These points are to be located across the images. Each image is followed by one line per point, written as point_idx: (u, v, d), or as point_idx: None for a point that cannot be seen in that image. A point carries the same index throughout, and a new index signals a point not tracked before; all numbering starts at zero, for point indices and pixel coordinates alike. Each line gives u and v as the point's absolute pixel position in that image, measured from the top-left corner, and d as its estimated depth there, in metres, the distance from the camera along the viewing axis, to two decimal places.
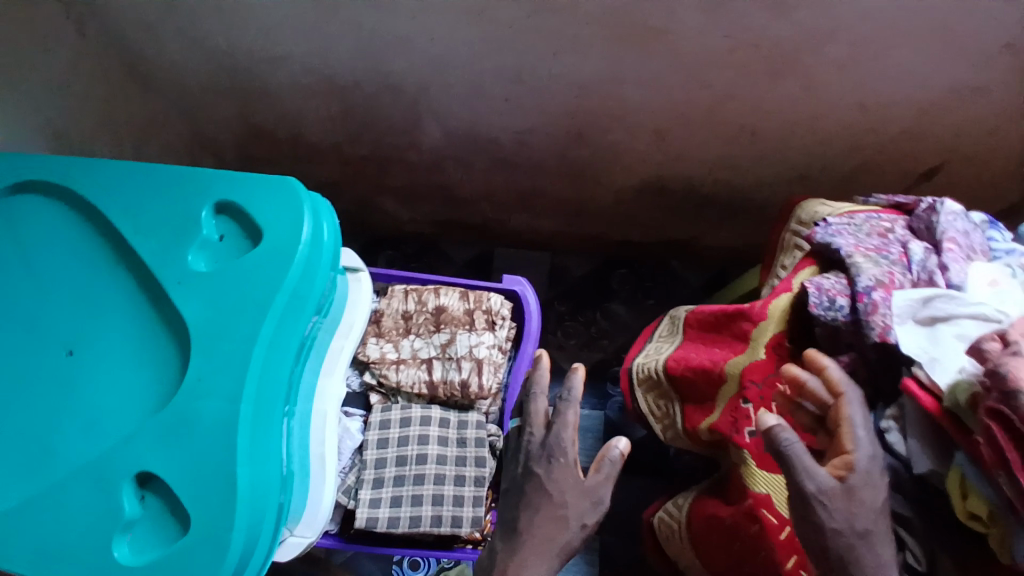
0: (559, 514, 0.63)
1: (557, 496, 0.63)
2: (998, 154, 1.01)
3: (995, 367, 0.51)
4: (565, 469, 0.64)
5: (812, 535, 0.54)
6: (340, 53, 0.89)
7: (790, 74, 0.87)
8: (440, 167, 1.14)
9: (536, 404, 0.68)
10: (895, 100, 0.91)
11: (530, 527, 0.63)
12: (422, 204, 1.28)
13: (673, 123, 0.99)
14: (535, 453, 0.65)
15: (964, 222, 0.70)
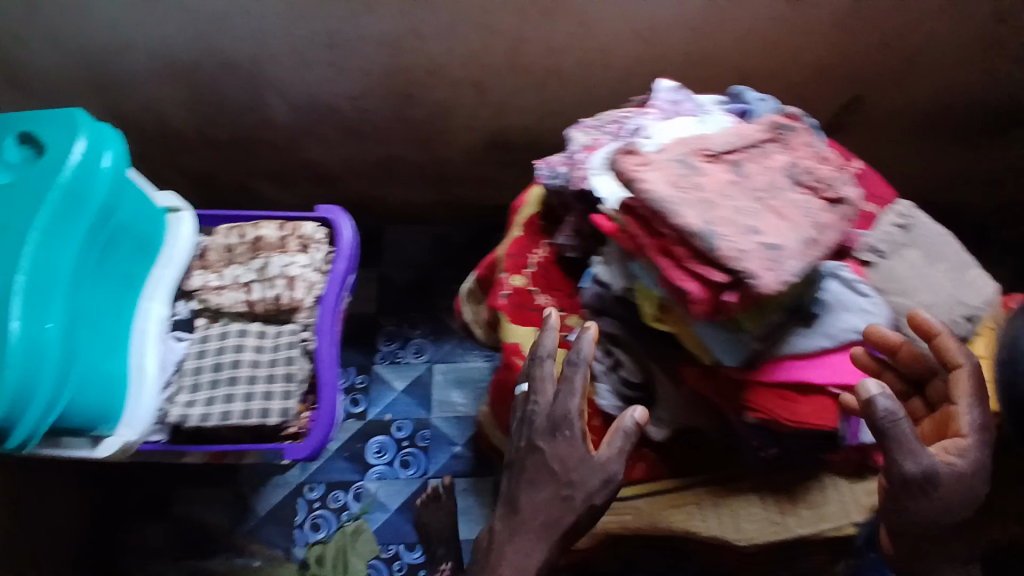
0: (562, 490, 0.66)
1: (558, 467, 0.66)
2: (781, 71, 1.13)
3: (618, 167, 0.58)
4: (563, 440, 0.66)
5: (919, 510, 0.62)
6: (173, 35, 1.03)
7: (560, 11, 0.99)
8: (301, 143, 1.26)
9: (543, 369, 0.69)
10: (664, 27, 1.02)
11: (527, 500, 0.67)
12: (301, 187, 1.39)
13: (485, 73, 1.11)
14: (540, 426, 0.67)
15: (674, 100, 0.77)
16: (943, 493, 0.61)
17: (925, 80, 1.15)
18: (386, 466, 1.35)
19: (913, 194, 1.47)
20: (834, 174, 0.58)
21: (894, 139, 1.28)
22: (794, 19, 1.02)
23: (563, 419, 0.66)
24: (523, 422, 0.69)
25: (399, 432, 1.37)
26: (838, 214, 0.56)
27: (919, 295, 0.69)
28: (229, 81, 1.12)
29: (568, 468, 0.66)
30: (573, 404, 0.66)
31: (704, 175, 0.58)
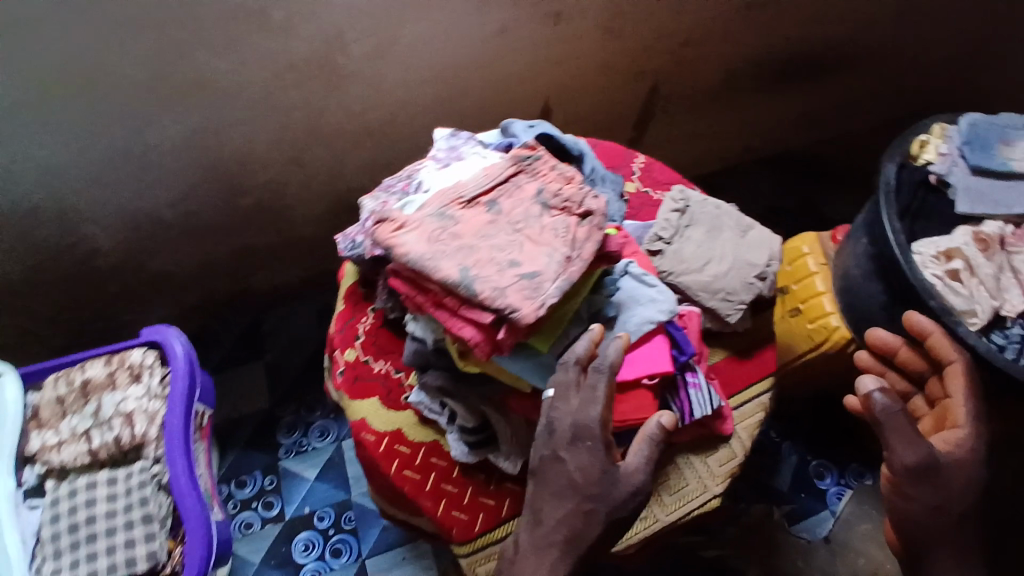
0: (585, 504, 0.60)
1: (581, 480, 0.60)
2: (575, 78, 1.20)
3: (382, 238, 0.59)
4: (583, 451, 0.61)
5: (935, 497, 0.76)
6: None
7: (345, 77, 1.02)
8: (137, 265, 1.20)
9: (568, 375, 0.62)
10: (452, 67, 1.07)
11: (547, 516, 0.61)
12: (154, 308, 1.32)
13: (300, 148, 1.11)
14: (560, 438, 0.62)
15: (450, 148, 0.80)
16: (949, 460, 0.76)
17: (702, 55, 1.27)
18: (319, 561, 1.28)
19: (738, 152, 1.60)
20: (577, 190, 0.63)
21: (697, 107, 1.40)
22: (567, 32, 1.09)
23: (588, 428, 0.60)
24: (543, 436, 0.63)
25: (322, 522, 1.32)
26: (589, 225, 0.61)
27: (708, 266, 0.76)
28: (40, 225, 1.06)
29: (592, 481, 0.60)
30: (597, 413, 0.60)
31: (459, 222, 0.61)
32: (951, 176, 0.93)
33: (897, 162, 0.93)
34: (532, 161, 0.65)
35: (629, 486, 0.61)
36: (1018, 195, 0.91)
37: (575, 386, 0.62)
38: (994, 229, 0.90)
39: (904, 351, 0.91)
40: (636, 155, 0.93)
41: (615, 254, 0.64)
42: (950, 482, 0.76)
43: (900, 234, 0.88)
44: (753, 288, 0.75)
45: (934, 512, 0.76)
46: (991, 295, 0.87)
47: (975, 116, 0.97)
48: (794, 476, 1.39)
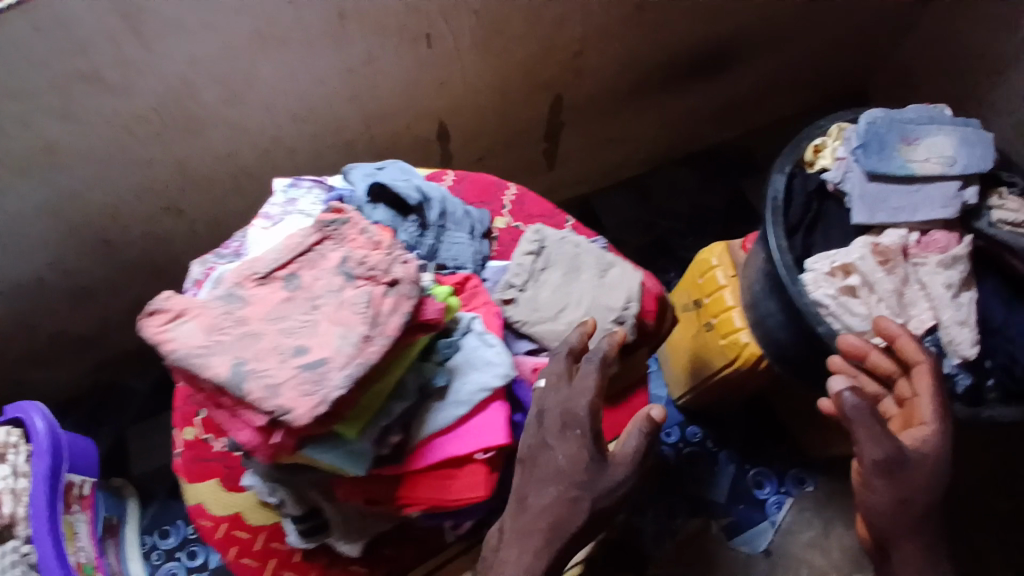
0: (571, 491, 0.59)
1: (569, 467, 0.59)
2: (466, 96, 1.13)
3: (157, 336, 0.55)
4: (571, 440, 0.61)
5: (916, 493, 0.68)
6: None
7: (204, 124, 0.95)
8: (25, 329, 1.13)
9: (558, 364, 0.64)
10: (321, 100, 1.00)
11: (533, 500, 0.59)
12: (59, 369, 1.25)
13: (173, 196, 1.04)
14: (549, 426, 0.61)
15: (287, 202, 0.74)
16: (914, 457, 0.68)
17: (600, 61, 1.20)
18: None
19: (661, 147, 1.54)
20: (383, 256, 0.58)
21: (606, 112, 1.35)
22: (442, 54, 1.02)
23: (579, 415, 0.61)
24: (532, 425, 0.62)
25: None
26: (396, 296, 0.56)
27: (561, 314, 0.71)
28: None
29: (579, 469, 0.60)
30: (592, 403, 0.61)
31: (248, 304, 0.57)
32: (846, 184, 0.85)
33: (787, 172, 0.87)
34: (338, 226, 0.60)
35: (617, 476, 0.61)
36: (923, 201, 0.82)
37: (567, 381, 0.64)
38: (895, 240, 0.82)
39: (874, 355, 0.76)
40: (506, 186, 0.86)
41: (434, 322, 0.59)
42: (918, 468, 0.67)
43: (787, 252, 0.83)
44: (609, 335, 0.70)
45: (896, 506, 0.68)
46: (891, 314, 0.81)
47: (878, 112, 0.87)
48: (732, 483, 1.34)
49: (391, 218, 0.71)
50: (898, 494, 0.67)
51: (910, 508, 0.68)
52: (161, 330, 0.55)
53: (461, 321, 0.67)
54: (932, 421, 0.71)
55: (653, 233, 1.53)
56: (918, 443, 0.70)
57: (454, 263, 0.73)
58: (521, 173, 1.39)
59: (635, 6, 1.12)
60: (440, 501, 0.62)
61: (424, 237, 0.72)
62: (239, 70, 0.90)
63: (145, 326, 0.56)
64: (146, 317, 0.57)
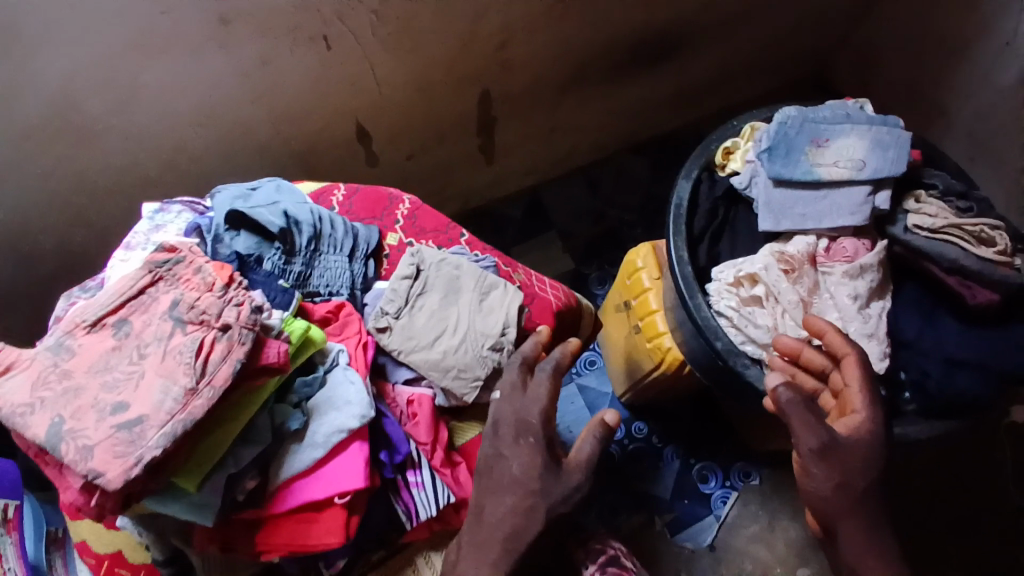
0: (526, 502, 0.59)
1: (523, 476, 0.59)
2: (383, 93, 1.07)
3: None
4: (524, 448, 0.61)
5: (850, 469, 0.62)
6: None
7: (93, 136, 0.89)
8: None
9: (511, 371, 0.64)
10: (219, 106, 0.94)
11: (489, 513, 0.59)
12: None
13: (75, 212, 0.97)
14: (503, 436, 0.61)
15: (152, 230, 0.70)
16: (845, 437, 0.63)
17: (529, 52, 1.14)
18: None
19: (613, 135, 1.47)
20: (214, 299, 0.55)
21: (547, 103, 1.28)
22: (345, 52, 0.96)
23: (530, 425, 0.61)
24: (487, 435, 0.63)
25: None
26: (224, 343, 0.53)
27: (437, 341, 0.67)
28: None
29: (534, 477, 0.60)
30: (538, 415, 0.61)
31: (76, 354, 0.54)
32: (751, 190, 0.83)
33: (693, 178, 0.85)
34: (172, 265, 0.58)
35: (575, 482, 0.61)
36: (829, 208, 0.79)
37: (519, 391, 0.63)
38: (800, 247, 0.80)
39: (807, 351, 0.72)
40: (402, 199, 0.82)
41: (278, 364, 0.56)
42: (853, 449, 0.62)
43: (689, 263, 0.81)
44: (487, 363, 0.66)
45: (838, 491, 0.62)
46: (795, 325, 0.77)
47: (792, 110, 0.84)
48: (676, 481, 1.29)
49: (254, 245, 0.67)
50: (838, 479, 0.62)
51: (854, 491, 0.62)
52: None
53: (329, 354, 0.64)
54: (864, 409, 0.65)
55: (603, 225, 1.48)
56: (850, 428, 0.64)
57: (328, 289, 0.70)
58: (458, 167, 1.33)
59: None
60: (303, 546, 0.60)
61: (292, 264, 0.68)
62: (119, 78, 0.85)
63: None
64: None
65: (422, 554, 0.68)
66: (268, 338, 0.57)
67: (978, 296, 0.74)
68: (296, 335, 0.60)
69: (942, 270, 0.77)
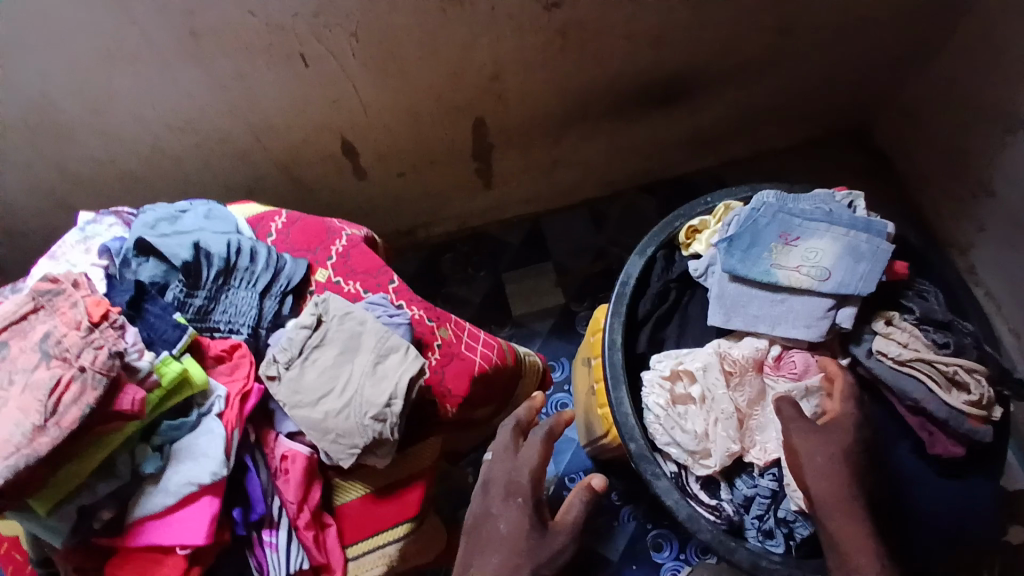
0: (513, 559, 0.64)
1: (512, 532, 0.66)
2: (369, 113, 1.06)
3: None
4: (513, 508, 0.68)
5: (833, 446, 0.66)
6: None
7: (76, 131, 0.94)
8: None
9: (502, 437, 0.74)
10: (196, 114, 0.97)
11: (477, 568, 0.64)
12: None
13: (65, 193, 1.04)
14: (494, 495, 0.69)
15: (82, 241, 0.73)
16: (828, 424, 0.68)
17: (524, 85, 1.09)
18: None
19: (626, 175, 1.39)
20: (79, 339, 0.56)
21: (548, 135, 1.22)
22: (323, 72, 0.95)
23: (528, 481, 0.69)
24: (479, 495, 0.70)
25: None
26: (75, 384, 0.54)
27: (321, 401, 0.66)
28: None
29: (521, 536, 0.66)
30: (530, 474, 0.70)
31: None
32: (706, 280, 0.77)
33: (647, 256, 0.78)
34: (53, 296, 0.59)
35: (558, 545, 0.67)
36: (785, 315, 0.73)
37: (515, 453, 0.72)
38: (746, 352, 0.74)
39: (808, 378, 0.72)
40: (340, 236, 0.81)
41: (133, 411, 0.56)
42: (840, 432, 0.67)
43: (621, 349, 0.74)
44: (366, 434, 0.64)
45: (829, 462, 0.65)
46: (726, 437, 0.72)
47: (770, 197, 0.78)
48: (629, 543, 1.14)
49: (161, 272, 0.68)
50: (831, 449, 0.65)
51: (840, 463, 0.65)
52: None
53: (208, 398, 0.64)
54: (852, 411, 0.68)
55: (602, 263, 1.41)
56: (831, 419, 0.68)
57: (228, 326, 0.69)
58: (453, 188, 1.31)
59: (555, 34, 1.00)
60: None
61: (193, 298, 0.68)
62: (96, 84, 0.88)
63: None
64: None
65: None
66: (127, 382, 0.57)
67: (938, 446, 0.69)
68: (167, 378, 0.61)
69: (904, 408, 0.71)
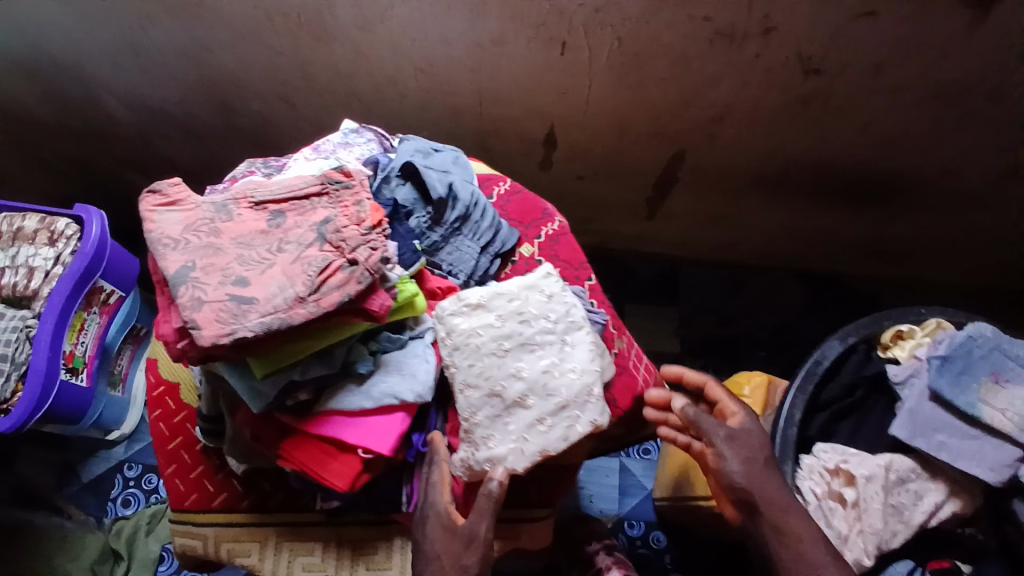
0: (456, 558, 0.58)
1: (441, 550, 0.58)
2: (588, 109, 1.08)
3: (147, 215, 0.61)
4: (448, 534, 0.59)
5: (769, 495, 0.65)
6: (10, 42, 1.07)
7: (333, 40, 0.99)
8: (150, 141, 1.26)
9: (479, 320, 0.63)
10: (439, 61, 1.01)
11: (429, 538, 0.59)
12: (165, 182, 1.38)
13: (290, 90, 1.10)
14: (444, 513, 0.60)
15: (341, 145, 0.77)
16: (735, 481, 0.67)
17: (738, 136, 1.10)
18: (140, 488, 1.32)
19: (781, 250, 1.39)
20: (357, 234, 0.59)
21: (731, 189, 1.23)
22: (573, 63, 0.99)
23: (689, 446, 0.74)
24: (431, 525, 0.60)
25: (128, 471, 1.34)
26: (346, 275, 0.57)
27: None
28: (65, 77, 1.13)
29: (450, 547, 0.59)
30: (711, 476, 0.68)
31: (230, 220, 0.61)
32: (903, 388, 0.75)
33: (847, 343, 0.76)
34: (339, 187, 0.63)
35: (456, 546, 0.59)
36: (973, 452, 0.71)
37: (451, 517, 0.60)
38: (898, 469, 0.73)
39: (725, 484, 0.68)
40: (554, 218, 0.83)
41: (376, 314, 0.59)
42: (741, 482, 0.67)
43: (796, 426, 0.73)
44: (552, 282, 0.65)
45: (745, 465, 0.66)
46: (478, 378, 0.62)
47: (989, 328, 0.75)
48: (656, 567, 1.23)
49: (412, 200, 0.72)
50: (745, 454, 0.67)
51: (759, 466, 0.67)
52: (152, 213, 0.61)
53: (420, 325, 0.68)
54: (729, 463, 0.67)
55: (726, 327, 1.40)
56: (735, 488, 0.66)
57: (449, 267, 0.74)
58: (618, 205, 1.32)
59: (799, 97, 1.01)
60: (313, 473, 0.62)
61: (432, 232, 0.72)
62: (377, 5, 0.93)
63: (142, 199, 0.61)
64: (149, 192, 0.63)
65: (402, 537, 0.68)
66: (380, 289, 0.59)
67: None
68: (404, 296, 0.63)
69: None
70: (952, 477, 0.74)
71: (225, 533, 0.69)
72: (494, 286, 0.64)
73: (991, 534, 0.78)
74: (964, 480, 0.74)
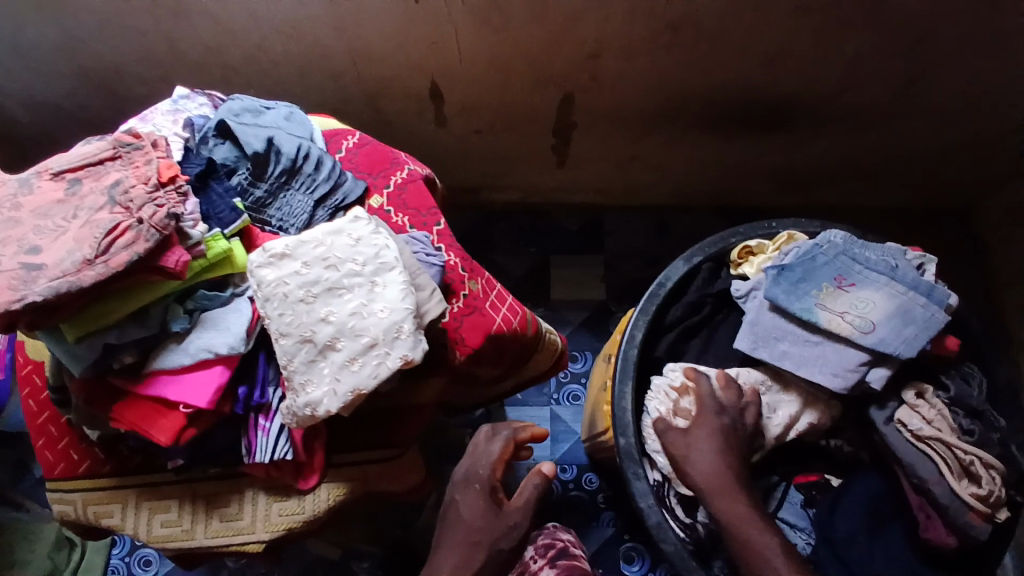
0: (473, 536, 0.73)
1: (471, 516, 0.75)
2: (463, 60, 1.06)
3: None
4: (471, 492, 0.76)
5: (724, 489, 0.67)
6: None
7: (191, 13, 0.99)
8: (55, 138, 1.27)
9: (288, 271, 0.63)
10: (300, 24, 1.00)
11: (462, 506, 0.76)
12: None
13: (169, 70, 1.09)
14: (481, 489, 0.76)
15: (173, 112, 0.77)
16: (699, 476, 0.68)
17: (620, 72, 1.07)
18: None
19: (700, 186, 1.37)
20: (143, 194, 0.60)
21: (632, 128, 1.20)
22: (433, 11, 0.97)
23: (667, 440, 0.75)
24: (461, 486, 0.77)
25: None
26: (134, 233, 0.58)
27: None
28: None
29: (476, 516, 0.75)
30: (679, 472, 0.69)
31: (31, 194, 0.62)
32: (745, 302, 0.75)
33: (692, 264, 0.76)
34: (130, 149, 0.65)
35: (511, 519, 0.75)
36: (814, 359, 0.70)
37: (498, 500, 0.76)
38: (745, 381, 0.73)
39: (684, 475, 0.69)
40: (402, 166, 0.82)
41: (174, 270, 0.60)
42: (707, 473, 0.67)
43: (638, 346, 0.74)
44: (361, 225, 0.66)
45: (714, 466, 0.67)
46: (290, 326, 0.62)
47: (839, 236, 0.73)
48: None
49: (232, 157, 0.74)
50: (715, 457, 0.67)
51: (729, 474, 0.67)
52: None
53: (245, 281, 0.69)
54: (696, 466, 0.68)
55: (652, 269, 1.39)
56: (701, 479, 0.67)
57: (280, 221, 0.74)
58: (527, 157, 1.31)
59: (667, 25, 0.97)
60: (142, 430, 0.64)
61: (256, 188, 0.73)
62: None
63: None
64: None
65: (252, 488, 0.72)
66: (176, 244, 0.60)
67: (931, 531, 0.70)
68: (213, 253, 0.64)
69: (910, 484, 0.72)
70: (804, 389, 0.73)
71: (90, 497, 0.72)
72: (301, 236, 0.65)
73: (861, 444, 0.78)
74: (817, 391, 0.73)
